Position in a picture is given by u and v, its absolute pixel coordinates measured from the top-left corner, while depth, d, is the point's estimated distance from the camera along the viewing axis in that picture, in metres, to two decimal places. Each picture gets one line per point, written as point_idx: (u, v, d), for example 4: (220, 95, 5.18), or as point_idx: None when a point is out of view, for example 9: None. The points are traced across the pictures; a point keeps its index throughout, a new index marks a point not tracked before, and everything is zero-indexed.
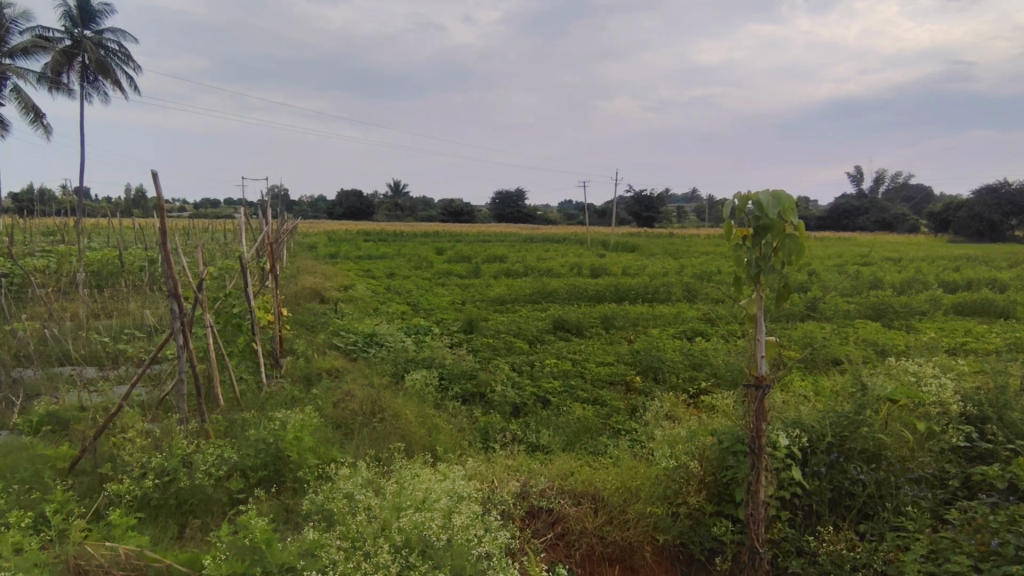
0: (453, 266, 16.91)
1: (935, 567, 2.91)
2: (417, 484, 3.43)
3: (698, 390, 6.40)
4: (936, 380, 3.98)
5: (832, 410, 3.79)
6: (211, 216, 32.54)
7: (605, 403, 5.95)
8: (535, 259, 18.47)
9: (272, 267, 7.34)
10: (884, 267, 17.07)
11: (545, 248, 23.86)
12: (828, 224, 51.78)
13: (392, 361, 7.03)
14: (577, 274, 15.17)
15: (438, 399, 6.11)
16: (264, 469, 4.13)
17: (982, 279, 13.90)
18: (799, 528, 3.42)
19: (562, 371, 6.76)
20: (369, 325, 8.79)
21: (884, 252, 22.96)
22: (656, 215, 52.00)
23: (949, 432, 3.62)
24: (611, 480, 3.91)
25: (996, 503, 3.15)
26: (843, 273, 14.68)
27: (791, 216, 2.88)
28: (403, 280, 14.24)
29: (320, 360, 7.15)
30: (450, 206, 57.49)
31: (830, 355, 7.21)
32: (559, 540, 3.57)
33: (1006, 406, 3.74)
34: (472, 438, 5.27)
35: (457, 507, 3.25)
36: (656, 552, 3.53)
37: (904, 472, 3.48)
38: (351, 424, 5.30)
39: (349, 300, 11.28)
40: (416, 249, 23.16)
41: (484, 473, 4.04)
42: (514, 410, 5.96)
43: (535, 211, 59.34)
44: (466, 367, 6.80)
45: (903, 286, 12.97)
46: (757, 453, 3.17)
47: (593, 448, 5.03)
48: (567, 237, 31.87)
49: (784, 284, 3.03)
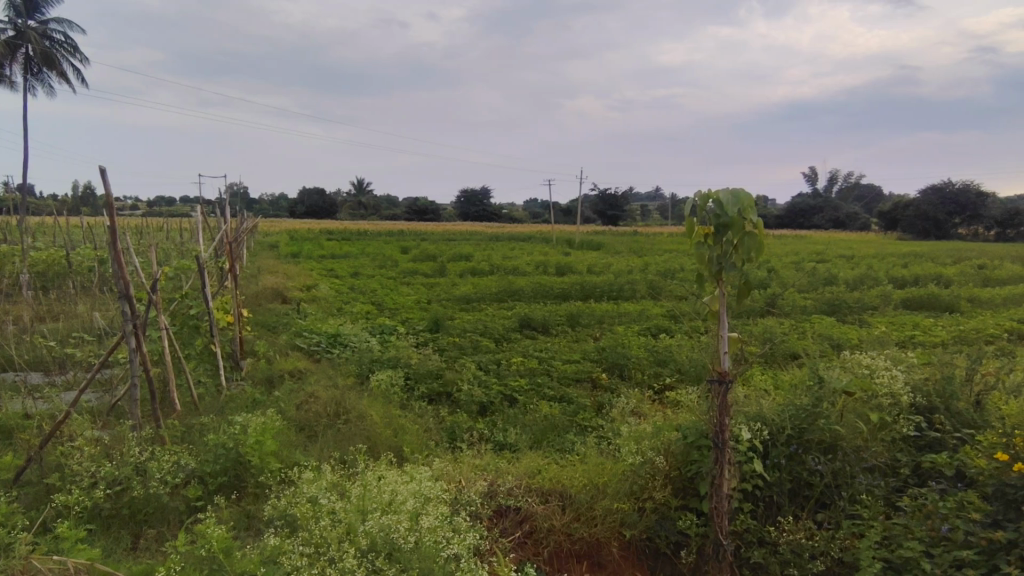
0: (418, 266, 16.74)
1: (889, 553, 3.01)
2: (382, 486, 3.37)
3: (663, 386, 6.50)
4: (888, 372, 4.11)
5: (791, 403, 3.89)
6: (165, 215, 31.45)
7: (572, 400, 5.99)
8: (501, 258, 18.47)
9: (231, 266, 7.14)
10: (837, 264, 17.71)
11: (511, 247, 23.89)
12: (785, 224, 53.33)
13: (357, 362, 6.93)
14: (542, 272, 15.23)
15: (403, 400, 6.04)
16: (223, 475, 4.01)
17: (928, 275, 14.51)
18: (761, 519, 3.51)
19: (528, 369, 6.77)
20: (332, 325, 8.64)
21: (838, 250, 23.79)
22: (620, 214, 52.73)
23: (900, 422, 3.75)
24: (578, 476, 3.93)
25: (944, 490, 3.28)
26: (800, 270, 15.13)
27: (750, 213, 2.96)
28: (367, 279, 14.06)
29: (282, 361, 6.99)
30: (415, 204, 57.01)
31: (789, 349, 7.44)
32: (527, 539, 3.57)
33: (953, 396, 3.90)
34: (439, 438, 5.23)
35: (424, 509, 3.21)
36: (622, 547, 3.57)
37: (859, 462, 3.59)
38: (314, 426, 5.19)
39: (311, 300, 11.06)
40: (379, 248, 22.58)
41: (451, 473, 4.01)
42: (480, 409, 5.94)
43: (500, 210, 59.28)
44: (432, 366, 6.75)
45: (856, 282, 13.46)
46: (721, 447, 3.24)
47: (560, 445, 5.05)
48: (534, 236, 31.97)
49: (745, 281, 3.09)
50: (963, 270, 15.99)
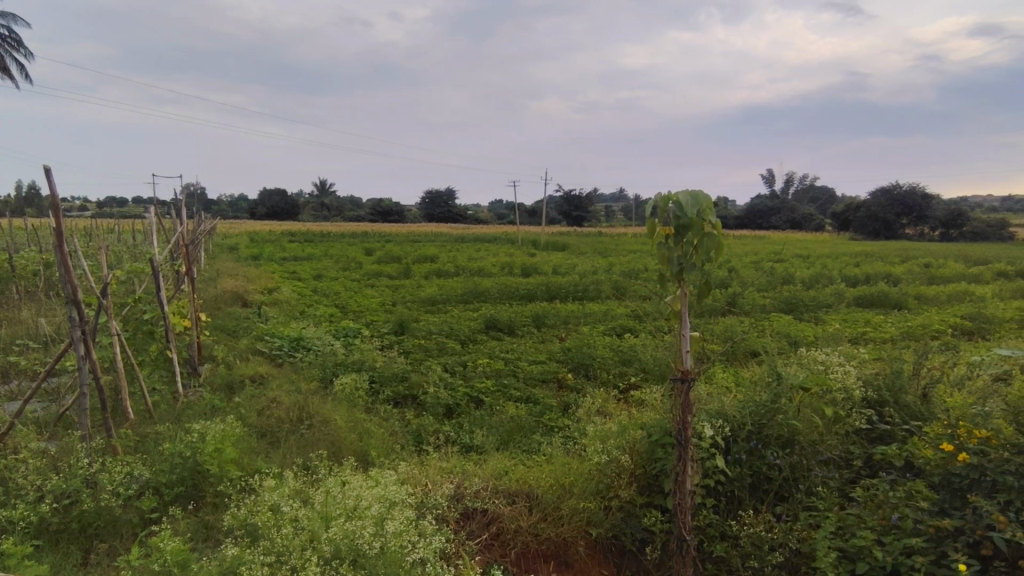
0: (382, 267, 16.53)
1: (844, 542, 3.11)
2: (347, 491, 3.31)
3: (628, 386, 6.58)
4: (842, 367, 4.26)
5: (750, 399, 4.00)
6: (115, 216, 30.25)
7: (538, 401, 6.02)
8: (467, 259, 18.44)
9: (187, 269, 6.91)
10: (794, 263, 18.28)
11: (476, 248, 23.94)
12: (745, 224, 54.68)
13: (320, 366, 6.80)
14: (508, 273, 15.27)
15: (369, 403, 5.96)
16: (180, 485, 3.88)
17: (879, 274, 15.09)
18: (723, 513, 3.59)
19: (495, 370, 6.78)
20: (295, 328, 8.47)
21: (794, 250, 24.52)
22: (585, 214, 53.23)
23: (853, 416, 3.89)
24: (545, 477, 3.95)
25: (895, 480, 3.41)
26: (758, 269, 15.55)
27: (709, 214, 3.02)
28: (330, 282, 13.81)
29: (242, 366, 6.80)
30: (379, 206, 56.38)
31: (749, 347, 7.63)
32: (494, 540, 3.56)
33: (902, 390, 4.06)
34: (406, 441, 5.19)
35: (389, 514, 3.16)
36: (589, 546, 3.59)
37: (815, 455, 3.71)
38: (277, 432, 5.08)
39: (272, 303, 10.82)
40: (343, 250, 22.32)
41: (417, 476, 3.97)
42: (447, 411, 5.92)
43: (465, 211, 59.15)
44: (398, 369, 6.69)
45: (812, 281, 13.90)
46: (684, 444, 3.30)
47: (526, 446, 5.07)
48: (500, 237, 31.98)
49: (706, 281, 3.15)
50: (911, 268, 16.70)
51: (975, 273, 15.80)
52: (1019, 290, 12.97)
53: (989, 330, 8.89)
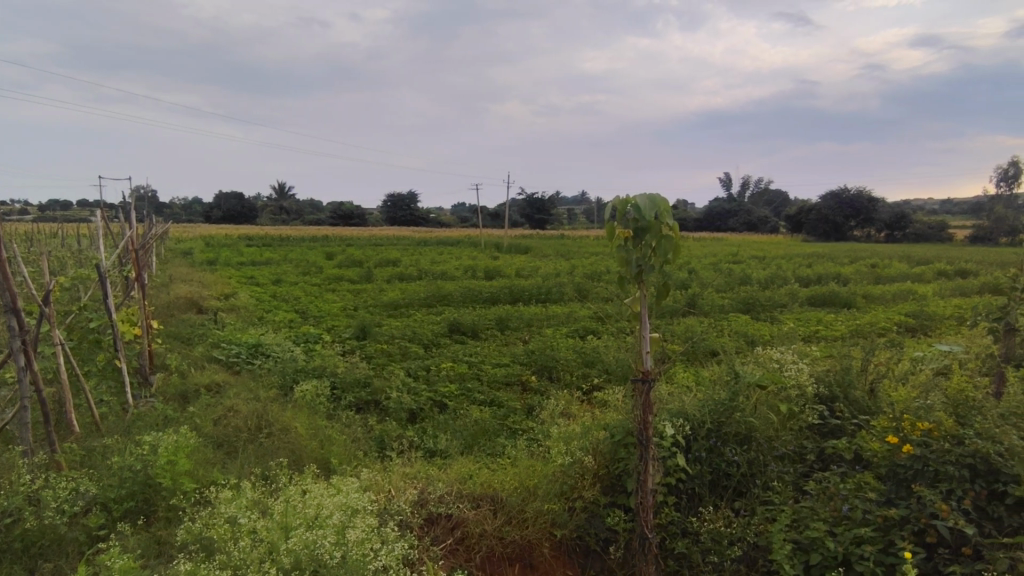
0: (344, 271, 16.27)
1: (798, 534, 3.20)
2: (308, 500, 3.24)
3: (591, 387, 6.64)
4: (795, 365, 4.40)
5: (709, 398, 4.11)
6: (59, 220, 28.93)
7: (502, 404, 6.03)
8: (430, 263, 18.34)
9: (137, 274, 6.65)
10: (750, 264, 18.82)
11: (440, 252, 23.83)
12: (703, 226, 56.01)
13: (280, 373, 6.64)
14: (472, 276, 15.25)
15: (330, 410, 5.86)
16: (131, 500, 3.73)
17: (829, 274, 15.69)
18: (684, 510, 3.66)
19: (459, 374, 6.75)
20: (252, 334, 8.25)
21: (750, 251, 25.21)
22: (547, 217, 53.64)
23: (806, 411, 4.02)
24: (510, 480, 3.95)
25: (845, 473, 3.53)
26: (716, 270, 15.93)
27: (666, 217, 3.08)
28: (290, 286, 13.52)
29: (197, 375, 6.59)
30: (340, 209, 55.56)
31: (708, 347, 7.81)
32: (459, 545, 3.54)
33: (851, 385, 4.22)
34: (368, 447, 5.11)
35: (351, 522, 3.11)
36: (553, 547, 3.60)
37: (771, 451, 3.82)
38: (234, 441, 4.94)
39: (229, 309, 10.52)
40: (303, 254, 21.93)
41: (380, 483, 3.92)
42: (410, 416, 5.87)
43: (428, 214, 58.79)
44: (360, 375, 6.60)
45: (768, 281, 14.33)
46: (645, 444, 3.35)
47: (491, 449, 5.07)
48: (464, 240, 31.92)
49: (664, 283, 3.21)
50: (859, 268, 17.41)
51: (918, 273, 16.58)
52: (957, 288, 13.66)
53: (931, 327, 9.34)
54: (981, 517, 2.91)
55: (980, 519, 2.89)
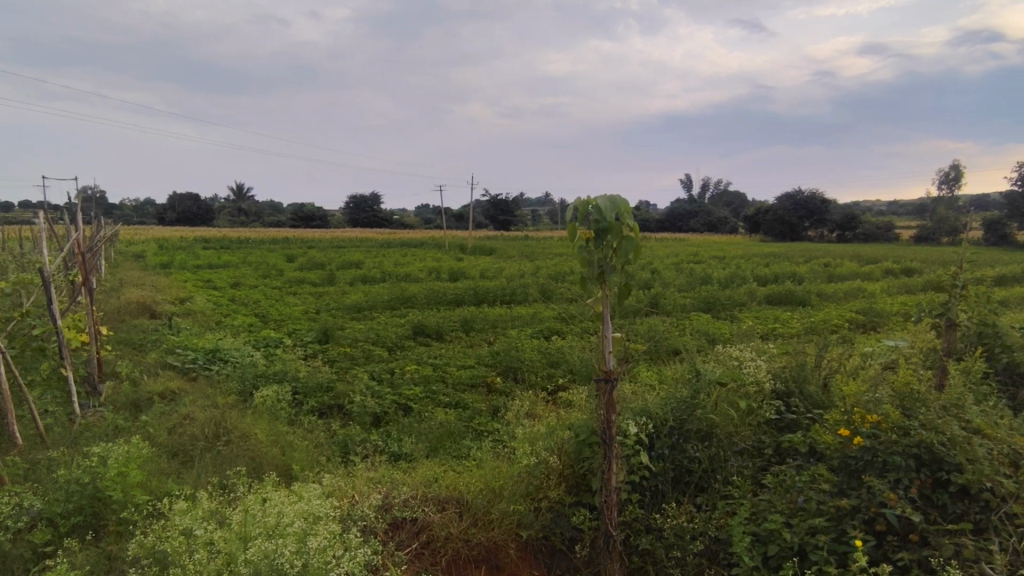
0: (305, 274, 15.96)
1: (757, 527, 3.29)
2: (267, 508, 3.16)
3: (556, 387, 6.67)
4: (753, 362, 4.52)
5: (672, 396, 4.20)
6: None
7: (467, 406, 6.02)
8: (394, 264, 18.17)
9: (84, 279, 6.37)
10: (710, 263, 19.27)
11: (404, 254, 23.61)
12: (665, 227, 57.04)
13: (238, 379, 6.46)
14: (436, 278, 15.16)
15: (292, 415, 5.74)
16: (79, 515, 3.58)
17: (785, 273, 16.18)
18: (648, 507, 3.71)
19: (424, 377, 6.70)
20: (209, 339, 8.01)
21: (710, 251, 25.77)
22: (511, 218, 53.79)
23: (763, 407, 4.13)
24: (475, 482, 3.94)
25: (801, 465, 3.64)
26: (677, 270, 16.25)
27: (627, 218, 3.12)
28: (249, 290, 13.20)
29: (150, 382, 6.35)
30: (301, 211, 54.52)
31: (671, 346, 7.95)
32: (424, 549, 3.51)
33: (806, 381, 4.36)
34: (331, 453, 5.03)
35: (313, 529, 3.04)
36: (519, 548, 3.61)
37: (731, 446, 3.92)
38: (189, 450, 4.78)
39: (184, 314, 10.19)
40: (262, 257, 21.42)
41: (343, 488, 3.85)
42: (374, 420, 5.80)
43: (391, 215, 58.17)
44: (322, 379, 6.49)
45: (728, 280, 14.69)
46: (609, 442, 3.40)
47: (456, 451, 5.05)
48: (428, 241, 31.71)
49: (625, 284, 3.26)
50: (814, 267, 17.99)
51: (867, 271, 17.26)
52: (903, 285, 14.28)
53: (880, 324, 9.74)
54: (927, 504, 3.04)
55: (926, 506, 3.03)
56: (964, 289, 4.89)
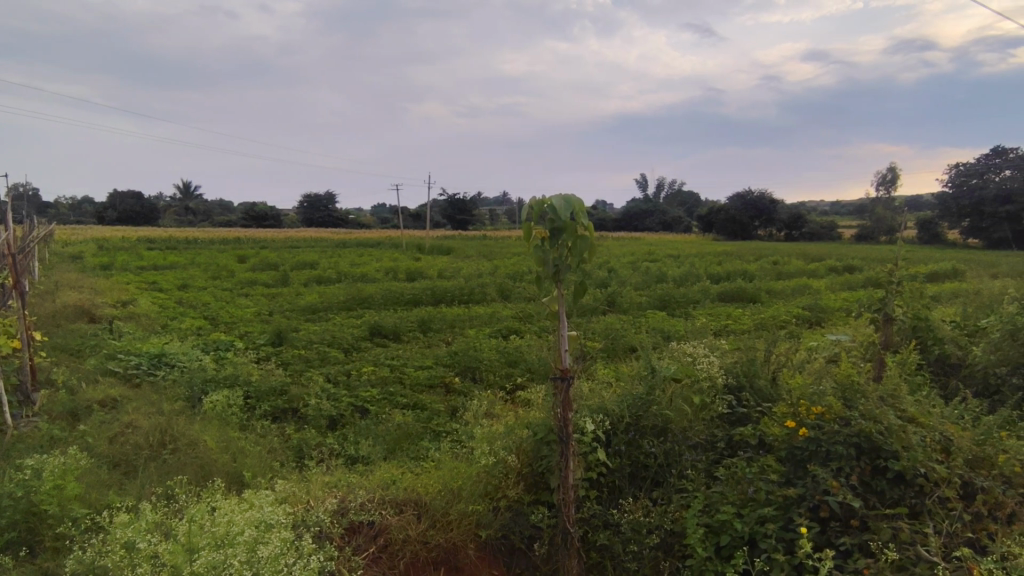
0: (257, 275, 15.49)
1: (709, 518, 3.37)
2: (215, 518, 3.04)
3: (515, 386, 6.68)
4: (706, 359, 4.64)
5: (628, 393, 4.27)
6: None
7: (425, 406, 5.97)
8: (351, 264, 17.87)
9: (15, 282, 6.01)
10: (665, 262, 19.73)
11: (360, 254, 23.22)
12: (621, 227, 57.96)
13: (186, 384, 6.23)
14: (393, 279, 14.97)
15: (244, 420, 5.56)
16: (11, 531, 3.38)
17: (737, 271, 16.68)
18: (605, 503, 3.77)
19: (381, 378, 6.61)
20: (154, 344, 7.70)
21: (666, 250, 26.25)
22: (469, 217, 53.73)
23: (716, 401, 4.24)
24: (433, 483, 3.91)
25: (751, 457, 3.75)
26: (633, 269, 16.54)
27: (581, 217, 3.14)
28: (197, 292, 12.74)
29: (90, 390, 6.05)
30: (252, 211, 53.00)
31: (627, 343, 8.09)
32: (382, 553, 3.47)
33: (756, 375, 4.49)
34: (285, 458, 4.90)
35: (264, 537, 2.95)
36: (478, 548, 3.60)
37: (685, 441, 4.01)
38: (132, 460, 4.58)
39: (127, 317, 9.75)
40: (212, 258, 20.69)
41: (297, 494, 3.75)
42: (330, 423, 5.69)
43: (346, 215, 57.18)
44: (276, 382, 6.32)
45: (682, 278, 15.03)
46: (566, 440, 3.42)
47: (414, 453, 5.00)
48: (386, 241, 31.29)
49: (581, 283, 3.29)
50: (764, 265, 18.61)
51: (812, 268, 17.95)
52: (845, 282, 14.93)
53: (825, 319, 10.15)
54: (867, 491, 3.18)
55: (866, 492, 3.17)
56: (899, 286, 5.15)
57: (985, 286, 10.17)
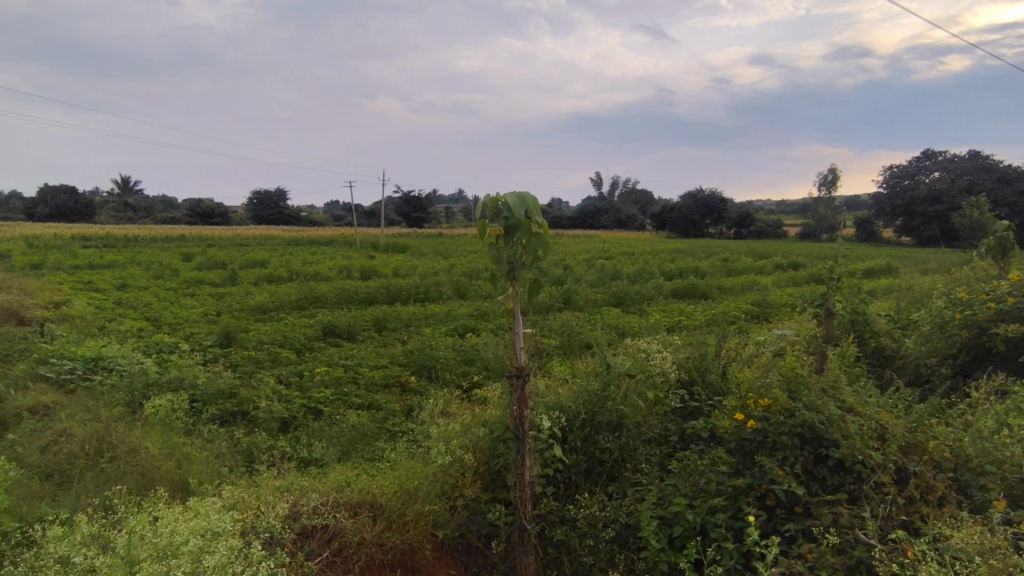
0: (203, 274, 14.93)
1: (663, 510, 3.44)
2: (158, 528, 2.91)
3: (471, 385, 6.64)
4: (660, 355, 4.74)
5: (584, 389, 4.32)
6: None
7: (380, 406, 5.90)
8: (302, 263, 17.46)
9: None
10: (620, 260, 20.04)
11: (313, 252, 22.66)
12: (577, 225, 58.57)
13: (126, 388, 5.94)
14: (347, 277, 14.70)
15: (189, 425, 5.36)
16: None
17: (689, 268, 17.11)
18: (562, 499, 3.80)
19: (334, 378, 6.48)
20: (90, 347, 7.30)
21: (620, 247, 26.65)
22: (425, 215, 53.29)
23: (669, 396, 4.33)
24: (389, 484, 3.86)
25: (702, 450, 3.85)
26: (588, 266, 16.75)
27: (535, 216, 3.15)
28: (138, 292, 12.17)
29: (19, 397, 5.70)
30: (196, 207, 51.03)
31: (583, 340, 8.17)
32: (336, 557, 3.39)
33: (708, 369, 4.61)
34: (235, 463, 4.74)
35: (210, 546, 2.84)
36: (435, 548, 3.57)
37: (640, 435, 4.08)
38: (67, 470, 4.34)
39: (60, 319, 9.21)
40: (154, 256, 19.83)
41: (247, 500, 3.63)
42: (282, 425, 5.55)
43: (297, 212, 55.80)
44: (223, 385, 6.11)
45: (636, 275, 15.31)
46: (521, 437, 3.43)
47: (370, 454, 4.91)
48: (339, 238, 30.62)
49: (536, 281, 3.30)
50: (714, 262, 19.17)
51: (760, 266, 18.58)
52: (790, 279, 15.53)
53: (771, 315, 10.52)
54: (811, 479, 3.31)
55: (809, 480, 3.30)
56: (839, 281, 5.39)
57: (916, 282, 10.78)
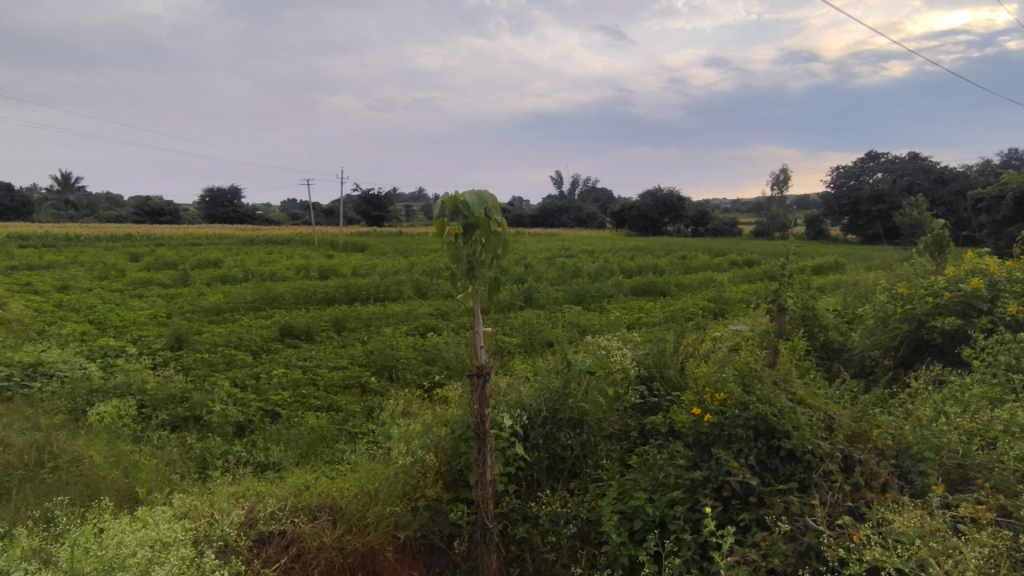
0: (152, 274, 14.38)
1: (623, 504, 3.50)
2: (103, 540, 2.79)
3: (432, 384, 6.59)
4: (619, 351, 4.81)
5: (545, 386, 4.35)
6: None
7: (340, 408, 5.80)
8: (258, 263, 17.00)
9: None
10: (582, 258, 20.24)
11: (269, 252, 22.10)
12: (538, 223, 58.85)
13: (69, 395, 5.67)
14: (305, 277, 14.40)
15: (138, 432, 5.15)
16: None
17: (648, 266, 17.42)
18: (524, 497, 3.82)
19: (292, 380, 6.34)
20: (28, 352, 6.93)
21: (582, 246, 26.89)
22: (385, 214, 52.65)
23: (628, 392, 4.40)
24: (349, 487, 3.80)
25: (661, 444, 3.93)
26: (549, 265, 16.82)
27: (494, 214, 3.14)
28: (81, 294, 11.61)
29: None
30: (145, 205, 49.10)
31: (544, 338, 8.22)
32: (295, 563, 3.32)
33: (666, 365, 4.70)
34: (187, 470, 4.58)
35: (160, 558, 2.74)
36: (397, 550, 3.53)
37: (600, 432, 4.13)
38: (3, 483, 4.11)
39: None
40: (99, 256, 19.00)
41: (199, 507, 3.51)
42: (237, 430, 5.39)
43: (253, 211, 54.29)
44: (175, 390, 5.89)
45: (597, 273, 15.50)
46: (483, 436, 3.42)
47: (329, 456, 4.82)
48: (296, 237, 29.96)
49: (495, 279, 3.29)
50: (672, 259, 19.57)
51: (716, 263, 19.04)
52: (745, 275, 15.97)
53: (726, 311, 10.82)
54: (764, 470, 3.42)
55: (762, 471, 3.41)
56: (790, 278, 5.57)
57: (861, 278, 11.25)
